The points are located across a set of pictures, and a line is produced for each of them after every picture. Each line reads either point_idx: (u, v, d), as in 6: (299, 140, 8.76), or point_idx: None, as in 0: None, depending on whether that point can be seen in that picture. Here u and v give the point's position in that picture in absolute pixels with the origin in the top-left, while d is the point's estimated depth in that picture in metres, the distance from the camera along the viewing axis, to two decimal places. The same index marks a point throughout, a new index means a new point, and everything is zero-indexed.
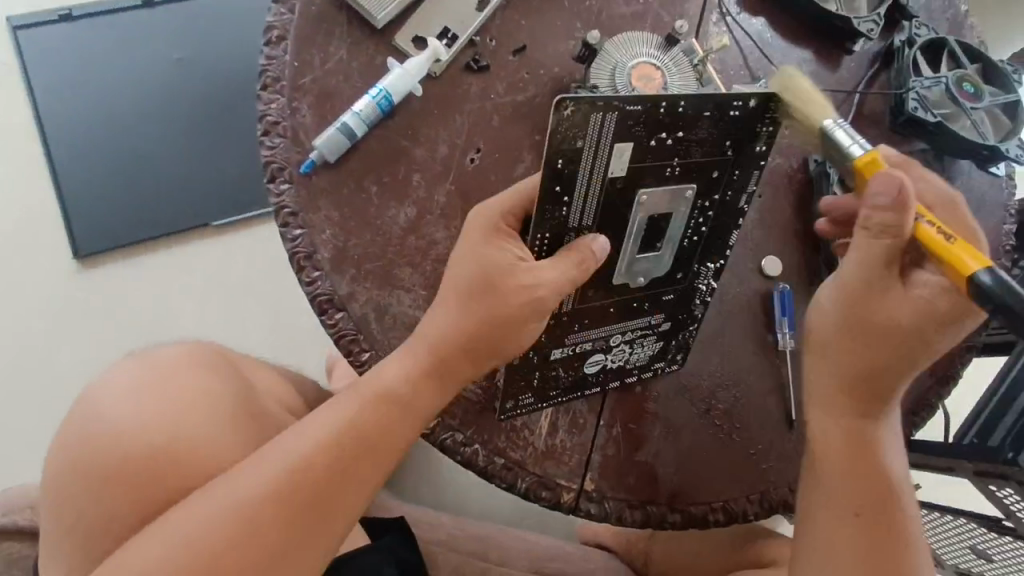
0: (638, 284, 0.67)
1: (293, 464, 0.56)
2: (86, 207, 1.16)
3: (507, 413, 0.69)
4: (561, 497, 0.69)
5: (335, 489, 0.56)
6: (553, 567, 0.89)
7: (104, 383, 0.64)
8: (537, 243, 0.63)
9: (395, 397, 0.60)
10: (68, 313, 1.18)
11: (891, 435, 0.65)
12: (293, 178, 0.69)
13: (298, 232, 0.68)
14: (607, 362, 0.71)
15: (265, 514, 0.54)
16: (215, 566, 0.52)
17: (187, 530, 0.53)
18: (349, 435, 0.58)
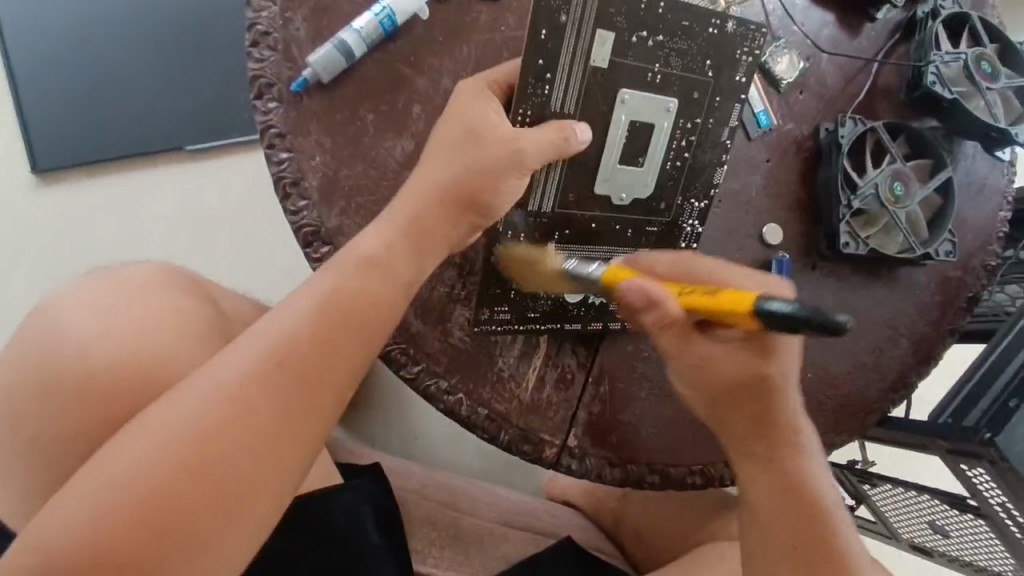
0: (619, 201, 0.66)
1: (280, 336, 0.48)
2: (46, 117, 1.07)
3: (482, 324, 0.66)
4: (543, 452, 0.68)
5: (329, 363, 0.49)
6: (522, 520, 0.89)
7: (63, 300, 0.59)
8: (520, 119, 0.60)
9: (380, 262, 0.54)
10: (24, 229, 1.10)
11: (804, 445, 0.58)
12: (282, 97, 0.63)
13: (286, 155, 0.63)
14: (589, 294, 0.68)
15: (255, 394, 0.45)
16: (207, 461, 0.43)
17: (162, 423, 0.43)
18: (334, 305, 0.51)
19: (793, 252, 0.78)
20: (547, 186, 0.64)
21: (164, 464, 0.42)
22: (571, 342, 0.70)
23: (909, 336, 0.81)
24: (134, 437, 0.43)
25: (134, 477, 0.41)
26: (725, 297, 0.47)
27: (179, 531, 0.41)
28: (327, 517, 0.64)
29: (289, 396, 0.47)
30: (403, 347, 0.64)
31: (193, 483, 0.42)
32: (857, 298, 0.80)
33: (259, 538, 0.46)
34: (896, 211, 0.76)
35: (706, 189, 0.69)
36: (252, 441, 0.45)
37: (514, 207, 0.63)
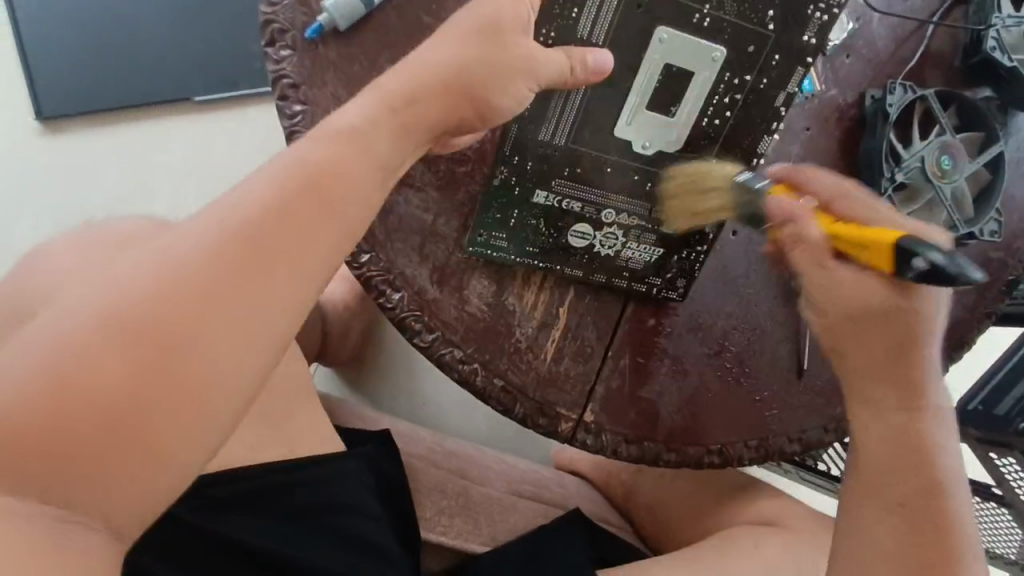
0: (642, 150, 0.61)
1: (226, 210, 0.40)
2: (53, 61, 1.04)
3: (476, 245, 0.62)
4: (559, 427, 0.66)
5: (282, 235, 0.40)
6: (531, 490, 0.88)
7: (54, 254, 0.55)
8: (543, 37, 0.56)
9: (356, 137, 0.46)
10: (27, 176, 1.06)
11: (940, 407, 0.55)
12: (296, 44, 0.59)
13: (299, 108, 0.59)
14: (595, 243, 0.64)
15: (185, 270, 0.37)
16: (123, 340, 0.35)
17: (78, 304, 0.36)
18: (295, 176, 0.42)
19: None
20: (564, 114, 0.59)
21: (83, 348, 0.35)
22: (591, 307, 0.67)
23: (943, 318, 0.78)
24: (54, 321, 0.36)
25: (48, 365, 0.34)
26: (878, 233, 0.48)
27: (101, 429, 0.34)
28: (316, 488, 0.60)
29: (239, 274, 0.38)
30: (417, 315, 0.62)
31: (119, 369, 0.35)
32: None
33: (211, 445, 0.37)
34: (942, 186, 0.71)
35: (748, 156, 0.63)
36: (192, 324, 0.37)
37: (522, 121, 0.59)
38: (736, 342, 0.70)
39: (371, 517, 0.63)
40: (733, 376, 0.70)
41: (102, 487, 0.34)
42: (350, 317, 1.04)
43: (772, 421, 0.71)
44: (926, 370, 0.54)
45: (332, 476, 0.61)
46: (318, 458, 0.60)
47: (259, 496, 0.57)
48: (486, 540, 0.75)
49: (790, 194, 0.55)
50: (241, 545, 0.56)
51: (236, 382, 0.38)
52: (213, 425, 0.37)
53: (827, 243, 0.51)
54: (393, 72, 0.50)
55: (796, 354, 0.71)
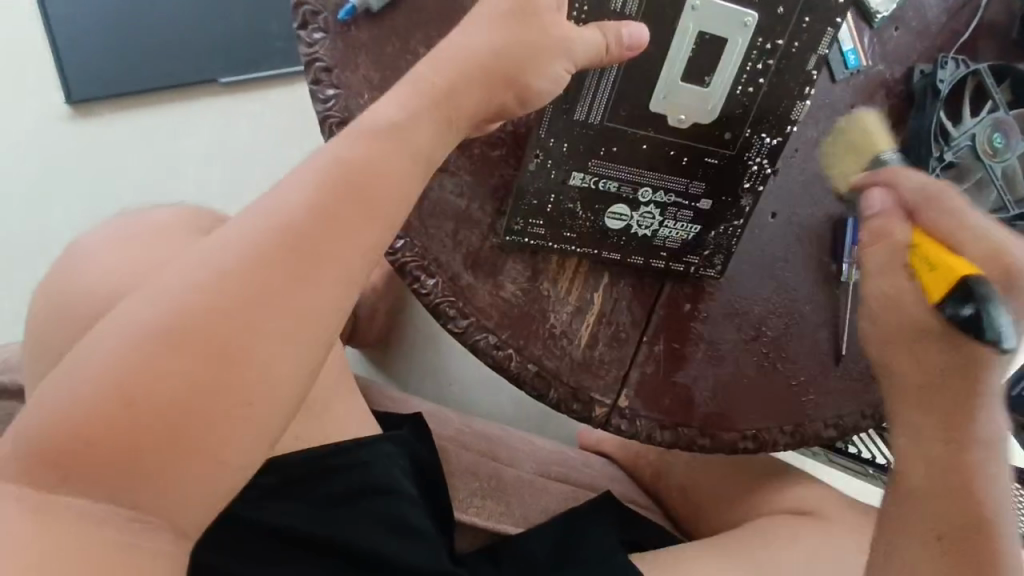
0: (676, 123, 0.58)
1: (272, 216, 0.40)
2: (80, 44, 1.04)
3: (512, 234, 0.61)
4: (594, 412, 0.65)
5: (325, 241, 0.40)
6: (560, 472, 0.88)
7: (85, 241, 0.53)
8: (576, 13, 0.53)
9: (397, 132, 0.45)
10: (58, 162, 1.07)
11: (995, 419, 0.50)
12: (329, 27, 0.58)
13: (332, 92, 0.58)
14: (632, 223, 0.62)
15: (236, 282, 0.37)
16: (179, 352, 0.36)
17: (135, 316, 0.37)
18: (334, 176, 0.42)
19: None
20: (600, 91, 0.56)
21: (143, 359, 0.35)
22: (628, 292, 0.66)
23: None
24: (114, 327, 0.37)
25: (113, 376, 0.35)
26: (940, 278, 0.46)
27: (162, 438, 0.35)
28: (355, 472, 0.60)
29: (284, 278, 0.38)
30: (451, 300, 0.61)
31: (176, 375, 0.35)
32: None
33: (265, 447, 0.38)
34: (993, 165, 0.69)
35: (781, 125, 0.59)
36: (243, 330, 0.37)
37: (556, 105, 0.56)
38: (773, 327, 0.69)
39: (406, 499, 0.62)
40: (771, 361, 0.69)
41: (164, 491, 0.35)
42: (377, 300, 1.05)
43: (809, 406, 0.70)
44: (993, 385, 0.48)
45: (366, 461, 0.61)
46: (351, 443, 0.61)
47: (300, 482, 0.58)
48: (518, 522, 0.76)
49: (875, 184, 0.51)
50: (286, 531, 0.57)
51: (287, 386, 0.38)
52: (266, 427, 0.38)
53: (903, 248, 0.49)
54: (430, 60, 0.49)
55: (834, 341, 0.71)
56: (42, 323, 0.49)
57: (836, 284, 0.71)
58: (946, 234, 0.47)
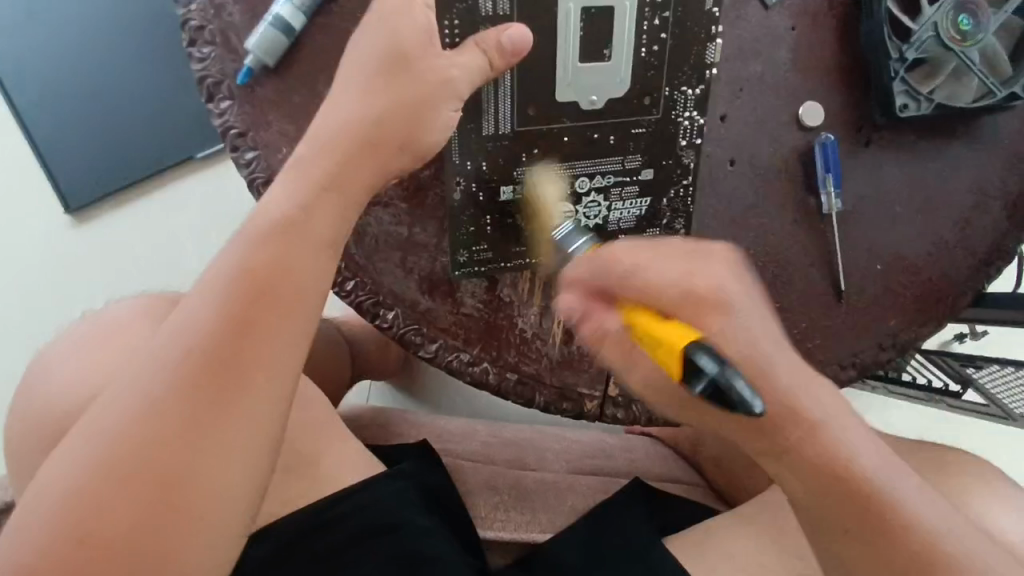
0: (590, 105, 0.55)
1: (186, 342, 0.43)
2: (58, 154, 1.06)
3: (461, 267, 0.61)
4: (584, 407, 0.64)
5: (240, 354, 0.44)
6: (590, 466, 0.86)
7: (47, 351, 0.56)
8: (447, 32, 0.51)
9: (290, 229, 0.47)
10: (72, 268, 1.13)
11: (833, 430, 0.48)
12: (234, 93, 0.58)
13: (252, 154, 0.59)
14: (580, 217, 0.60)
15: (166, 412, 0.42)
16: (126, 484, 0.41)
17: (81, 457, 0.41)
18: (237, 285, 0.44)
19: (845, 129, 0.67)
20: (501, 99, 0.54)
21: (97, 496, 0.41)
22: None
23: (1000, 199, 0.69)
24: (64, 466, 0.42)
25: (75, 516, 0.40)
26: (670, 353, 0.44)
27: (129, 561, 0.40)
28: (353, 520, 0.61)
29: (214, 399, 0.43)
30: (416, 327, 0.61)
31: (129, 501, 0.41)
32: (931, 168, 0.68)
33: (233, 542, 0.44)
34: (966, 52, 0.62)
35: (700, 72, 0.56)
36: (182, 450, 0.42)
37: (462, 128, 0.55)
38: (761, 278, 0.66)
39: (418, 530, 0.63)
40: None
41: None
42: None
43: (817, 352, 0.67)
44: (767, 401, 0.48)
45: (369, 502, 0.62)
46: (337, 496, 0.62)
47: (295, 546, 0.59)
48: (546, 527, 0.75)
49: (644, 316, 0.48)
50: None
51: (239, 490, 0.43)
52: (227, 529, 0.43)
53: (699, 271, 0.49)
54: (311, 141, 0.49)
55: (831, 277, 0.67)
56: (24, 441, 0.52)
57: (819, 219, 0.66)
58: (661, 305, 0.48)
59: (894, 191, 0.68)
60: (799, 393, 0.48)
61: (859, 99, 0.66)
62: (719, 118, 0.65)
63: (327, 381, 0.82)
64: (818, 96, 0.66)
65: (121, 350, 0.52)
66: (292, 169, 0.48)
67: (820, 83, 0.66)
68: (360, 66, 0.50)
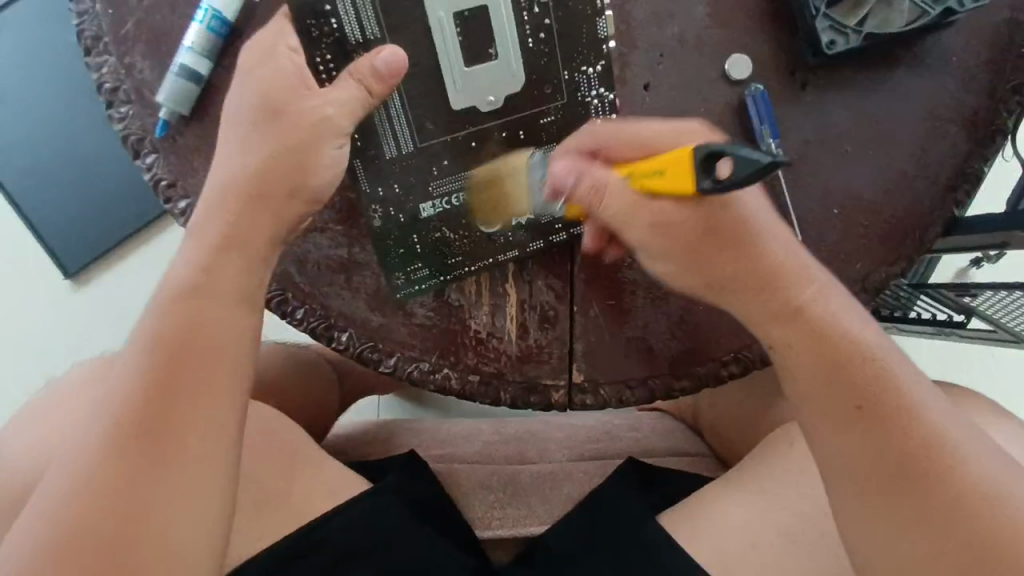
0: (490, 105, 0.58)
1: (117, 410, 0.47)
2: (49, 225, 1.06)
3: (404, 290, 0.62)
4: (551, 398, 0.63)
5: (171, 412, 0.47)
6: (593, 451, 0.84)
7: (12, 433, 0.58)
8: (322, 68, 0.54)
9: (197, 291, 0.50)
10: (72, 332, 1.10)
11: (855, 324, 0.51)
12: (157, 146, 0.60)
13: (184, 203, 0.59)
14: (508, 215, 0.61)
15: (110, 477, 0.46)
16: (80, 550, 0.44)
17: (34, 532, 0.45)
18: (158, 350, 0.48)
19: (775, 76, 0.64)
20: (395, 120, 0.57)
21: (53, 568, 0.44)
22: (540, 269, 0.63)
23: (956, 119, 0.65)
24: (21, 544, 0.45)
25: None
26: (678, 166, 0.48)
27: None
28: (339, 539, 0.64)
29: (153, 457, 0.47)
30: (371, 345, 0.62)
31: (87, 572, 0.44)
32: (875, 99, 0.65)
33: None
34: None
35: (596, 48, 0.58)
36: (129, 515, 0.45)
37: (362, 153, 0.57)
38: None
39: (406, 540, 0.66)
40: None
41: None
42: None
43: None
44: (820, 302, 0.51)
45: (350, 524, 0.65)
46: (321, 518, 0.64)
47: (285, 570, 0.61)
48: (544, 519, 0.76)
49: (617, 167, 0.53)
50: None
51: (197, 539, 0.47)
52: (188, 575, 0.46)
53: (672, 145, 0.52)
54: (217, 181, 0.51)
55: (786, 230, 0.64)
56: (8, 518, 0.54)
57: None
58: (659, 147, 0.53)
59: (839, 129, 0.65)
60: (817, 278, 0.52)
61: (784, 43, 0.64)
62: (644, 87, 0.64)
63: (309, 405, 0.83)
64: (742, 47, 0.64)
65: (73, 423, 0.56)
66: (192, 235, 0.51)
67: (741, 34, 0.64)
68: (235, 125, 0.52)
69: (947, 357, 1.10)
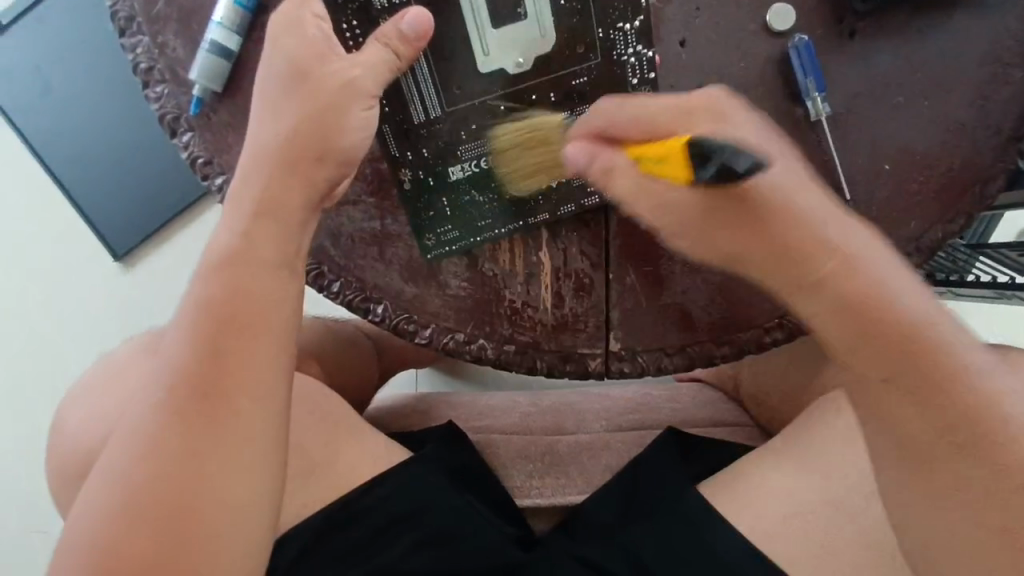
0: (518, 67, 0.57)
1: (168, 380, 0.49)
2: (98, 209, 1.10)
3: (434, 256, 0.62)
4: (588, 366, 0.62)
5: (219, 381, 0.48)
6: (632, 421, 0.83)
7: (72, 403, 0.61)
8: (349, 34, 0.54)
9: (236, 260, 0.50)
10: (121, 313, 1.14)
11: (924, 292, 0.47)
12: (192, 124, 0.60)
13: (221, 179, 0.60)
14: (540, 179, 0.61)
15: (166, 444, 0.48)
16: (142, 512, 0.46)
17: (99, 495, 0.47)
18: (204, 321, 0.49)
19: (821, 24, 0.61)
20: (421, 86, 0.56)
21: (119, 527, 0.46)
22: (575, 236, 0.62)
23: (1021, 63, 0.60)
24: (88, 507, 0.48)
25: (103, 546, 0.46)
26: (674, 157, 0.49)
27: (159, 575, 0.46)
28: (374, 511, 0.65)
29: (205, 426, 0.48)
30: (407, 316, 0.62)
31: (149, 531, 0.46)
32: (931, 45, 0.61)
33: (253, 550, 0.49)
34: None
35: (632, 3, 0.55)
36: (184, 480, 0.47)
37: (390, 119, 0.57)
38: None
39: (442, 508, 0.67)
40: None
41: None
42: None
43: None
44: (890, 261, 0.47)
45: (391, 493, 0.66)
46: (358, 489, 0.65)
47: (326, 539, 0.63)
48: (583, 487, 0.76)
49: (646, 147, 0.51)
50: None
51: (248, 503, 0.49)
52: (241, 537, 0.48)
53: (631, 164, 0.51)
54: (250, 153, 0.52)
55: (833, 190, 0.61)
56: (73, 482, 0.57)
57: (807, 126, 0.61)
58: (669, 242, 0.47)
59: (891, 80, 0.61)
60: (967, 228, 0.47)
61: None
62: (679, 44, 0.61)
63: (349, 378, 0.84)
64: None
65: (126, 394, 0.58)
66: (229, 206, 0.52)
67: None
68: (267, 87, 0.52)
69: (1009, 320, 1.05)
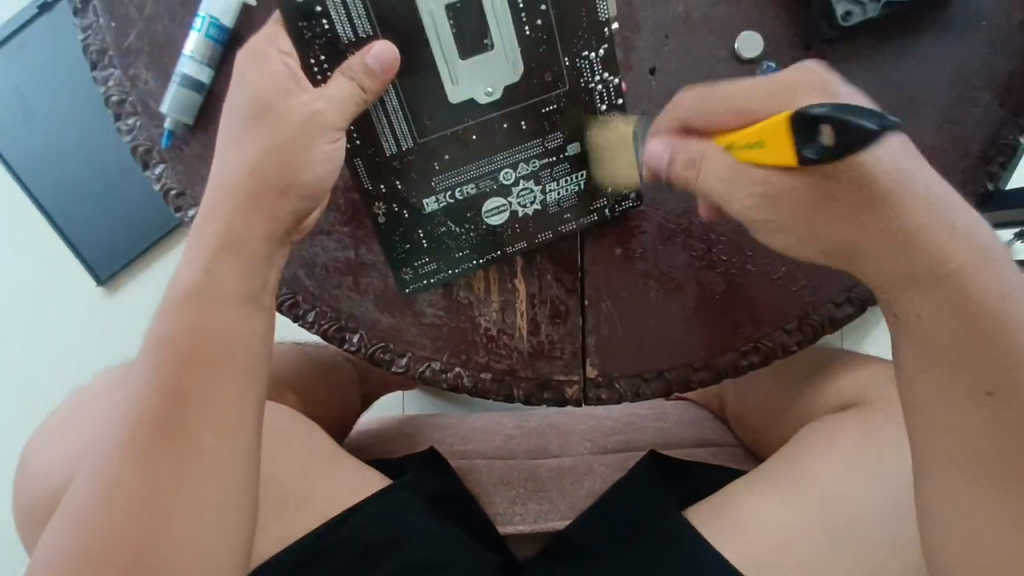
0: (488, 97, 0.57)
1: (131, 420, 0.48)
2: (78, 235, 1.10)
3: (411, 284, 0.61)
4: (566, 394, 0.62)
5: (183, 420, 0.48)
6: (617, 442, 0.83)
7: (42, 439, 0.61)
8: (317, 68, 0.53)
9: (202, 297, 0.50)
10: (101, 339, 1.13)
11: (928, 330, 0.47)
12: (164, 156, 0.60)
13: (193, 211, 0.60)
14: (514, 207, 0.61)
15: (128, 486, 0.47)
16: (101, 555, 0.45)
17: (59, 539, 0.46)
18: (167, 359, 0.49)
19: (791, 51, 0.61)
20: (393, 118, 0.56)
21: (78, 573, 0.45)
22: (549, 263, 0.62)
23: (989, 87, 0.61)
24: (47, 551, 0.47)
25: None
26: (776, 136, 0.43)
27: None
28: (352, 542, 0.64)
29: (169, 466, 0.47)
30: (383, 345, 0.62)
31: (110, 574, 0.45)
32: (899, 70, 0.61)
33: None
34: None
35: (598, 31, 0.56)
36: (146, 521, 0.46)
37: (364, 152, 0.57)
38: (726, 229, 0.61)
39: (421, 537, 0.66)
40: (739, 267, 0.61)
41: None
42: None
43: (806, 293, 0.61)
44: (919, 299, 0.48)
45: (368, 524, 0.65)
46: (335, 520, 0.64)
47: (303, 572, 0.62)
48: (566, 514, 0.75)
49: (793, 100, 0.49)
50: None
51: (215, 542, 0.48)
52: None
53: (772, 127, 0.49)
54: (216, 187, 0.52)
55: None
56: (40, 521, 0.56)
57: None
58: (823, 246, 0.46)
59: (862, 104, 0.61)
60: (948, 241, 0.48)
61: (800, 17, 0.61)
62: (649, 71, 0.61)
63: (330, 405, 0.84)
64: (753, 23, 0.61)
65: (93, 431, 0.57)
66: (195, 241, 0.51)
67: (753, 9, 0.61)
68: (234, 121, 0.52)
69: None
